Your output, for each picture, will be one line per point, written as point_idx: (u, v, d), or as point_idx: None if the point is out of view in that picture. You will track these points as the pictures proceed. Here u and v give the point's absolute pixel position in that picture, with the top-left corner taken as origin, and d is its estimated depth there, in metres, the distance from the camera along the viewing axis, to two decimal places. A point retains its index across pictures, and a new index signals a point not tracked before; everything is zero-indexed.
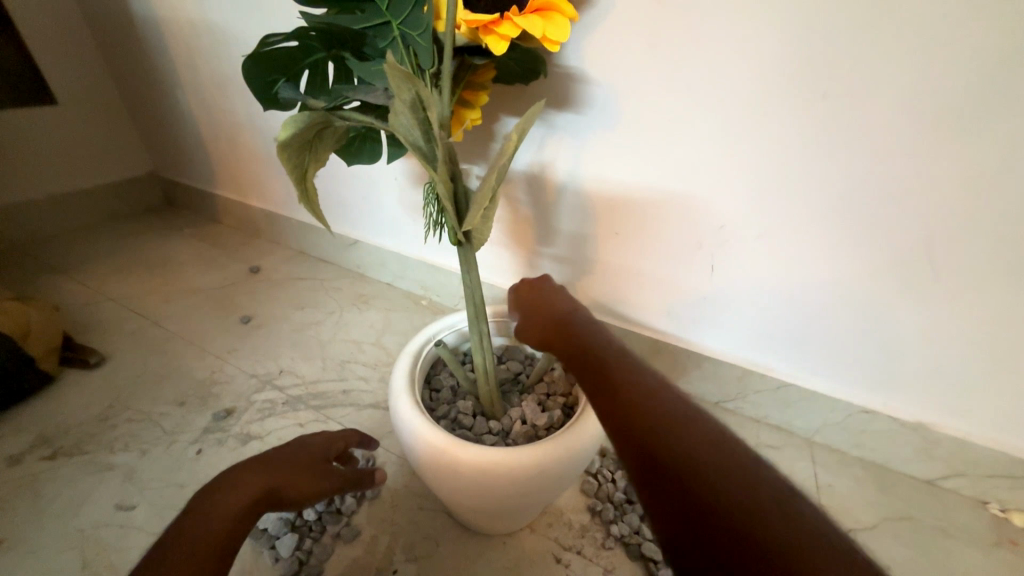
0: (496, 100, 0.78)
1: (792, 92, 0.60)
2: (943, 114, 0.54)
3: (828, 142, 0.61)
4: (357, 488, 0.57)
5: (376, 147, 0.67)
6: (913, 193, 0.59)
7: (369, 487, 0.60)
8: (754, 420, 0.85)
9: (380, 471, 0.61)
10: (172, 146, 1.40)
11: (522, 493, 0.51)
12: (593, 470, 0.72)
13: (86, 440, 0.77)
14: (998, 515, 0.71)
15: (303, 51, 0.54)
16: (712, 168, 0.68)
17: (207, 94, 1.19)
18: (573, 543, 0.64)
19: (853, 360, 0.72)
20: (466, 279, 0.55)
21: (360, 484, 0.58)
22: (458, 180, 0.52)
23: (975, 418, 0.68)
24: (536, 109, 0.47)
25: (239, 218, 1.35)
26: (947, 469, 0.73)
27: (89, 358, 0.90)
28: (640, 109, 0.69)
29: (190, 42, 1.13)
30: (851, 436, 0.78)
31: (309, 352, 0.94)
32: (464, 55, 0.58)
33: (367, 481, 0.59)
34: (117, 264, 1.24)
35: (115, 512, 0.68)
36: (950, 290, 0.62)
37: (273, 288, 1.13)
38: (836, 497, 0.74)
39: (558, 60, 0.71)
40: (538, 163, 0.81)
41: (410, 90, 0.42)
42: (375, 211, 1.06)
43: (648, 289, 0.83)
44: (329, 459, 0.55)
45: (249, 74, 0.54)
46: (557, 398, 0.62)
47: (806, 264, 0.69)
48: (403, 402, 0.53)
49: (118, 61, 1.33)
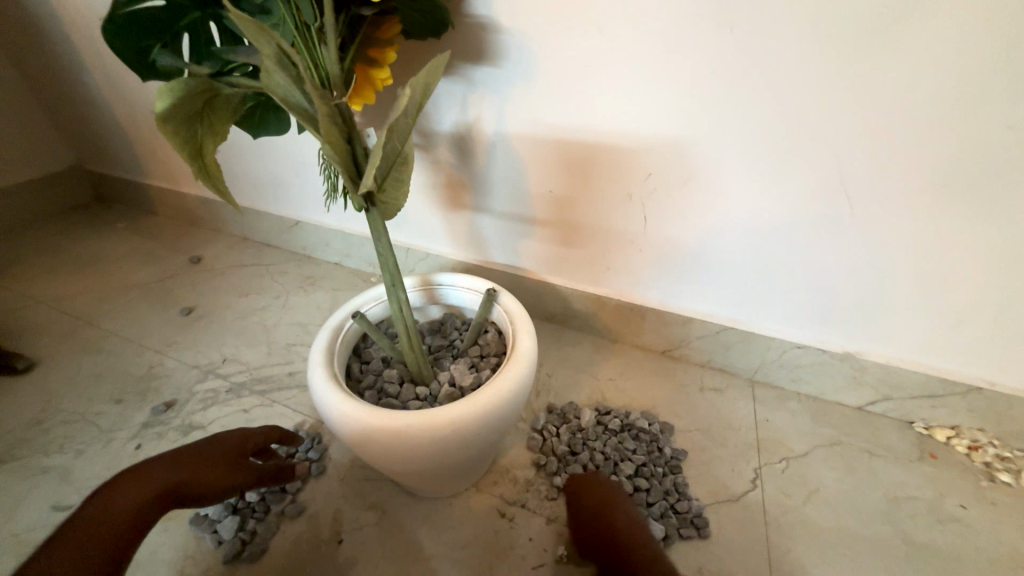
0: (410, 57, 0.74)
1: (701, 26, 0.58)
2: (844, 39, 0.54)
3: (741, 78, 0.60)
4: (281, 479, 0.61)
5: (282, 118, 0.63)
6: (825, 124, 0.59)
7: (292, 478, 0.62)
8: (699, 365, 0.86)
9: (303, 464, 0.64)
10: (93, 136, 1.31)
11: (447, 452, 0.52)
12: (538, 427, 0.74)
13: (18, 445, 0.75)
14: (922, 433, 0.75)
15: (174, 13, 0.50)
16: (635, 112, 0.67)
17: (117, 76, 1.11)
18: (517, 498, 0.66)
19: (784, 297, 0.74)
20: (378, 246, 0.54)
21: (282, 477, 0.61)
22: (355, 142, 0.50)
23: (898, 343, 0.71)
24: (440, 61, 0.45)
25: (176, 207, 1.29)
26: (875, 395, 0.76)
27: (17, 364, 0.87)
28: (556, 56, 0.67)
29: (88, 19, 1.04)
30: (789, 371, 0.80)
31: (253, 339, 0.92)
32: (351, 7, 0.53)
33: (291, 474, 0.62)
34: (45, 265, 1.17)
35: (52, 513, 0.66)
36: (866, 219, 0.63)
37: (214, 277, 1.09)
38: (774, 429, 0.76)
39: (468, 9, 0.67)
40: (463, 123, 0.79)
41: (270, 43, 0.40)
42: (311, 188, 1.02)
43: (588, 244, 0.83)
44: (246, 454, 0.58)
45: (114, 41, 0.50)
46: (489, 359, 0.62)
47: (732, 204, 0.69)
48: (318, 374, 0.53)
49: (17, 47, 1.22)
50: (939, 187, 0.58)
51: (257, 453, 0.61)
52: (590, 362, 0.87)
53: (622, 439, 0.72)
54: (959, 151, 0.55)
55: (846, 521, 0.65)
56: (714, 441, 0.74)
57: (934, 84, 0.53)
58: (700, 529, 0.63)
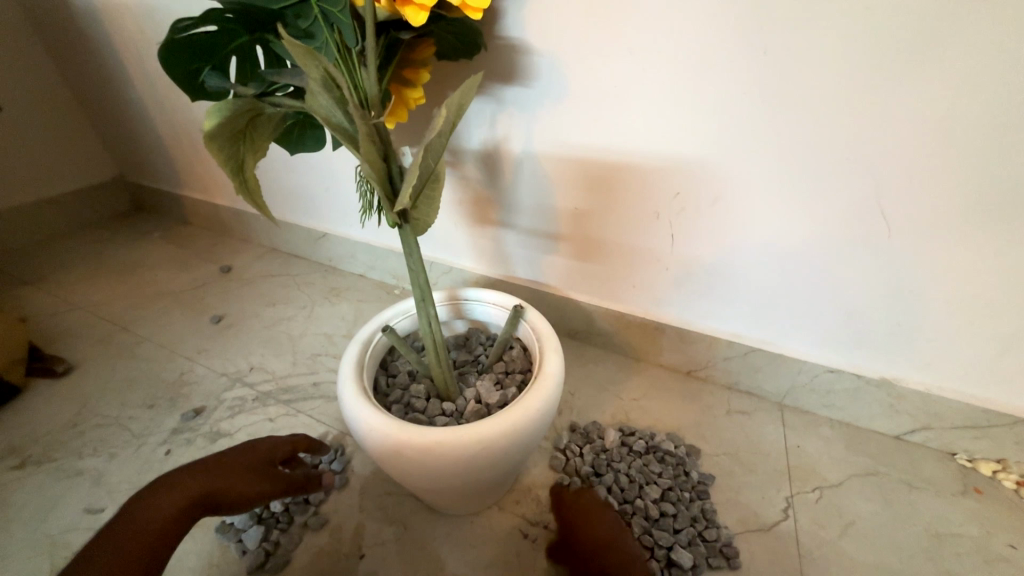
0: (441, 78, 0.76)
1: (734, 48, 0.58)
2: (883, 61, 0.53)
3: (773, 99, 0.59)
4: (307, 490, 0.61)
5: (317, 135, 0.65)
6: (861, 145, 0.58)
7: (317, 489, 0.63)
8: (725, 387, 0.84)
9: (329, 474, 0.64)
10: (136, 150, 1.37)
11: (473, 470, 0.52)
12: (561, 446, 0.73)
13: (55, 447, 0.77)
14: (965, 465, 0.72)
15: (224, 37, 0.53)
16: (664, 132, 0.67)
17: (162, 93, 1.17)
18: (540, 518, 0.65)
19: (816, 320, 0.72)
20: (409, 261, 0.55)
21: (308, 487, 0.62)
22: (391, 159, 0.51)
23: (938, 371, 0.68)
24: (474, 82, 0.45)
25: (209, 218, 1.34)
26: (913, 423, 0.73)
27: (56, 367, 0.90)
28: (587, 76, 0.68)
29: (138, 40, 1.10)
30: (820, 397, 0.78)
31: (280, 348, 0.94)
32: (390, 32, 0.55)
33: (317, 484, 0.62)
34: (85, 271, 1.22)
35: (84, 515, 0.68)
36: (906, 242, 0.61)
37: (244, 286, 1.12)
38: (806, 456, 0.73)
39: (500, 32, 0.69)
40: (491, 141, 0.80)
41: (317, 67, 0.42)
42: (340, 201, 1.04)
43: (614, 261, 0.82)
44: (275, 463, 0.58)
45: (168, 65, 0.52)
46: (514, 376, 0.62)
47: (762, 225, 0.68)
48: (348, 387, 0.54)
49: (70, 66, 1.30)
50: (980, 211, 0.56)
51: (285, 463, 0.61)
52: (613, 381, 0.86)
53: (648, 461, 0.70)
54: (1003, 175, 0.54)
55: (884, 555, 0.62)
56: (742, 467, 0.72)
57: (975, 108, 0.52)
58: (730, 558, 0.61)
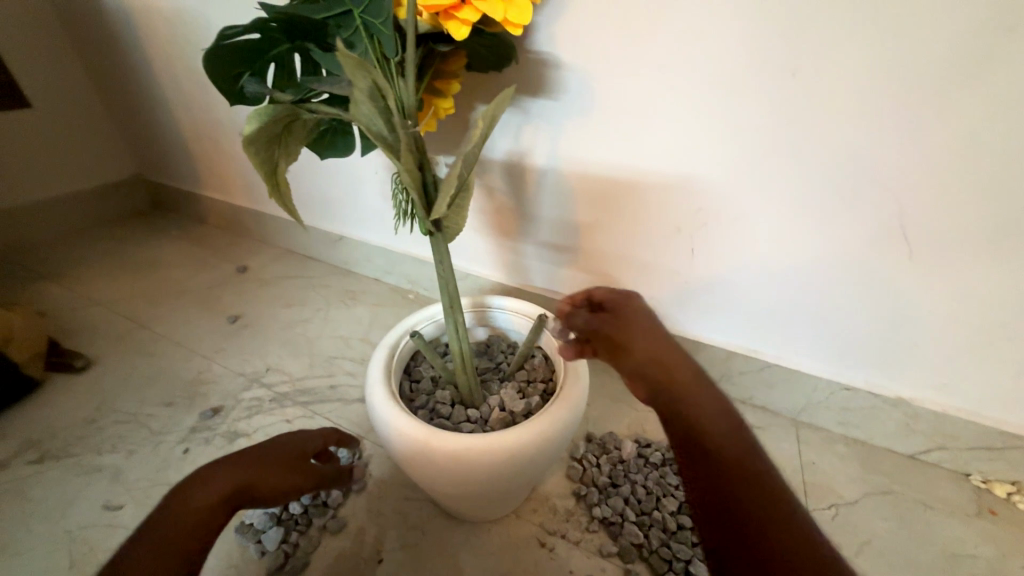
0: (470, 89, 0.78)
1: (763, 70, 0.60)
2: (910, 86, 0.54)
3: (799, 120, 0.60)
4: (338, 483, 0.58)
5: (348, 140, 0.66)
6: (886, 167, 0.59)
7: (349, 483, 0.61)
8: (740, 401, 0.85)
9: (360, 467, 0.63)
10: (156, 149, 1.39)
11: (502, 478, 0.52)
12: (577, 456, 0.73)
13: (73, 442, 0.78)
14: (979, 486, 0.72)
15: (266, 44, 0.54)
16: (687, 148, 0.68)
17: (186, 95, 1.19)
18: (558, 528, 0.65)
19: (835, 338, 0.72)
20: (438, 268, 0.56)
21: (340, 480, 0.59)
22: (425, 169, 0.52)
23: (954, 391, 0.69)
24: (507, 95, 0.46)
25: (226, 218, 1.35)
26: (928, 443, 0.73)
27: (75, 362, 0.91)
28: (613, 92, 0.69)
29: (166, 42, 1.12)
30: (835, 414, 0.78)
31: (297, 350, 0.95)
32: (429, 43, 0.56)
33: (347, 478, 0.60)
34: (102, 268, 1.23)
35: (102, 512, 0.68)
36: (928, 263, 0.62)
37: (261, 287, 1.13)
38: (820, 474, 0.74)
39: (529, 46, 0.71)
40: (515, 151, 0.81)
41: (366, 79, 0.42)
42: (359, 206, 1.05)
43: (630, 274, 0.83)
44: (307, 457, 0.54)
45: (211, 70, 0.53)
46: (537, 385, 0.63)
47: (785, 242, 0.69)
48: (378, 393, 0.54)
49: (95, 65, 1.32)
50: (1003, 236, 0.57)
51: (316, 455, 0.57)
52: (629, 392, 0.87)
53: (664, 473, 0.70)
54: None
55: None
56: None
57: (1001, 135, 0.53)
58: None
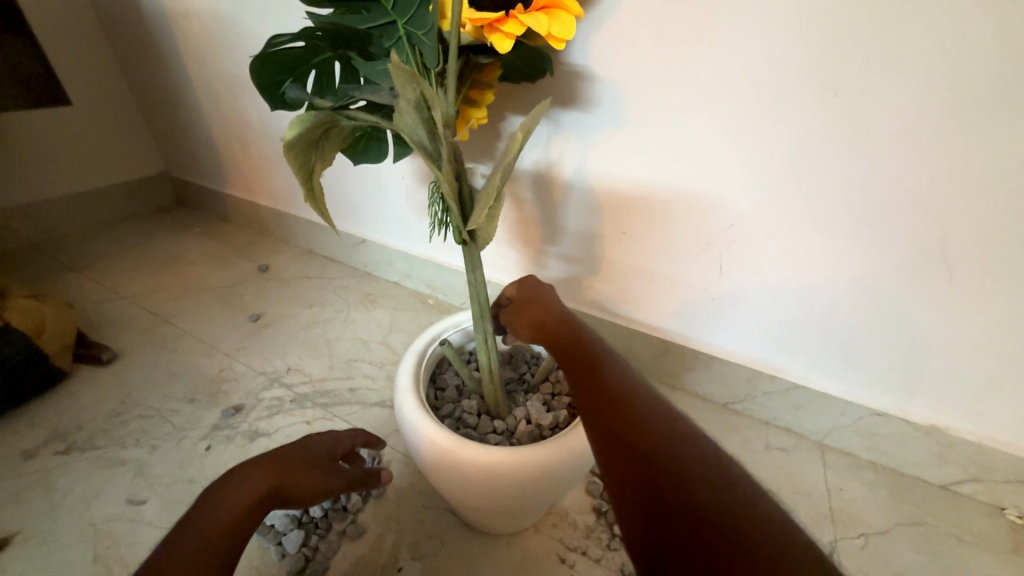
0: (502, 99, 0.78)
1: (804, 88, 0.59)
2: (958, 108, 0.53)
3: (838, 139, 0.60)
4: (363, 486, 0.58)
5: (381, 147, 0.66)
6: (929, 191, 0.58)
7: (374, 486, 0.59)
8: (762, 421, 0.84)
9: (386, 471, 0.60)
10: (185, 147, 1.41)
11: (529, 492, 0.51)
12: (598, 471, 0.72)
13: (99, 435, 0.79)
14: (1015, 521, 0.69)
15: (310, 51, 0.54)
16: (719, 164, 0.68)
17: (217, 95, 1.21)
18: (578, 543, 0.64)
19: (866, 362, 0.71)
20: (470, 277, 0.55)
21: (366, 483, 0.58)
22: (462, 179, 0.52)
23: (990, 422, 0.67)
24: (542, 107, 0.44)
25: (250, 217, 1.37)
26: (962, 474, 0.71)
27: (102, 355, 0.92)
28: (646, 106, 0.69)
29: (201, 44, 1.14)
30: (862, 439, 0.76)
31: (316, 351, 0.95)
32: (469, 54, 0.57)
33: (373, 480, 0.59)
34: (128, 262, 1.25)
35: (125, 506, 0.69)
36: (968, 290, 0.60)
37: (282, 287, 1.14)
38: (848, 501, 0.73)
39: (564, 58, 0.71)
40: (544, 161, 0.81)
41: (414, 90, 0.43)
42: (383, 210, 1.06)
43: (654, 288, 0.83)
44: (335, 459, 0.55)
45: (256, 76, 0.54)
46: (562, 398, 0.62)
47: (818, 262, 0.68)
48: (407, 400, 0.54)
49: (131, 63, 1.35)
50: None
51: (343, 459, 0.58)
52: None
53: None
54: None
55: None
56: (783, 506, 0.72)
57: None
58: None
